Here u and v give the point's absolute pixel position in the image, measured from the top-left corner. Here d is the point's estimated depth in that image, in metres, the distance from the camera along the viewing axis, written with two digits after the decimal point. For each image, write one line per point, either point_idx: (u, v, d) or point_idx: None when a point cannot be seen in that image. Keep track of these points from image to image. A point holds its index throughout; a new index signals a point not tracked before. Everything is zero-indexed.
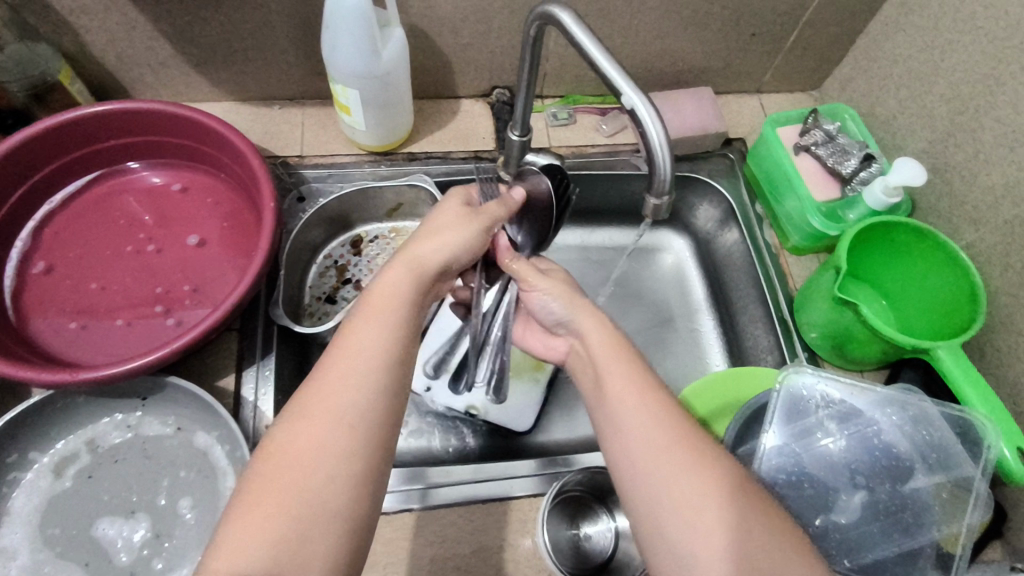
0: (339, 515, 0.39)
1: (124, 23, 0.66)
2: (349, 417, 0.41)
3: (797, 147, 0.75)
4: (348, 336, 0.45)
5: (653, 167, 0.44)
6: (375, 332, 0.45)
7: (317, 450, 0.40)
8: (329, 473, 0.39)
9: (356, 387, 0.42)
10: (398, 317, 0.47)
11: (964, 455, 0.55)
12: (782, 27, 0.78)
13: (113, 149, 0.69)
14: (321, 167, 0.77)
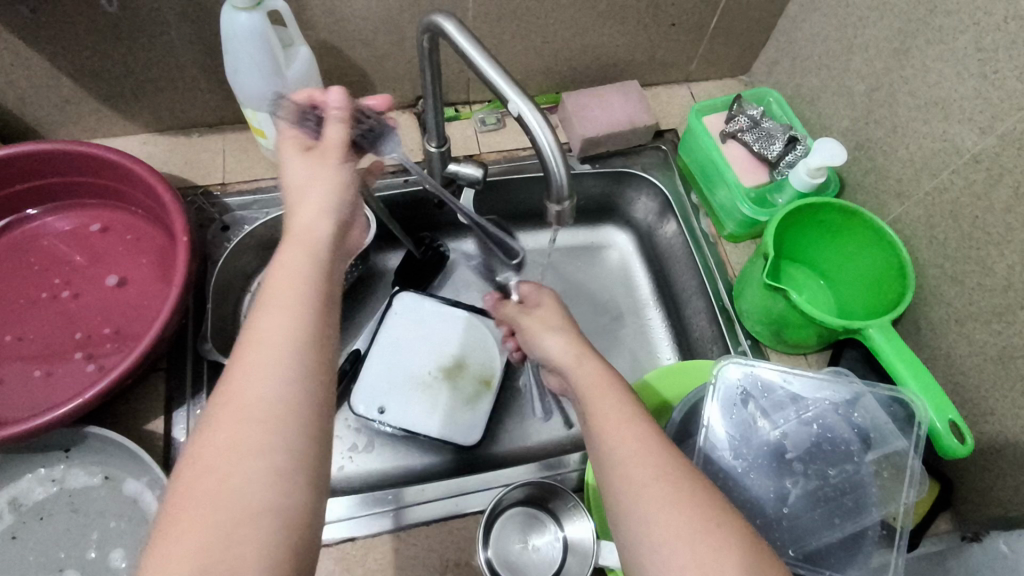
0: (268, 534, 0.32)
1: (19, 63, 0.64)
2: (270, 410, 0.35)
3: (723, 135, 0.75)
4: (258, 318, 0.38)
5: (548, 173, 0.44)
6: (287, 306, 0.38)
7: (235, 455, 0.34)
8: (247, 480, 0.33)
9: (273, 373, 0.36)
10: (310, 290, 0.40)
11: (895, 432, 0.56)
12: (700, 16, 0.77)
13: (18, 195, 0.66)
14: (245, 193, 0.75)
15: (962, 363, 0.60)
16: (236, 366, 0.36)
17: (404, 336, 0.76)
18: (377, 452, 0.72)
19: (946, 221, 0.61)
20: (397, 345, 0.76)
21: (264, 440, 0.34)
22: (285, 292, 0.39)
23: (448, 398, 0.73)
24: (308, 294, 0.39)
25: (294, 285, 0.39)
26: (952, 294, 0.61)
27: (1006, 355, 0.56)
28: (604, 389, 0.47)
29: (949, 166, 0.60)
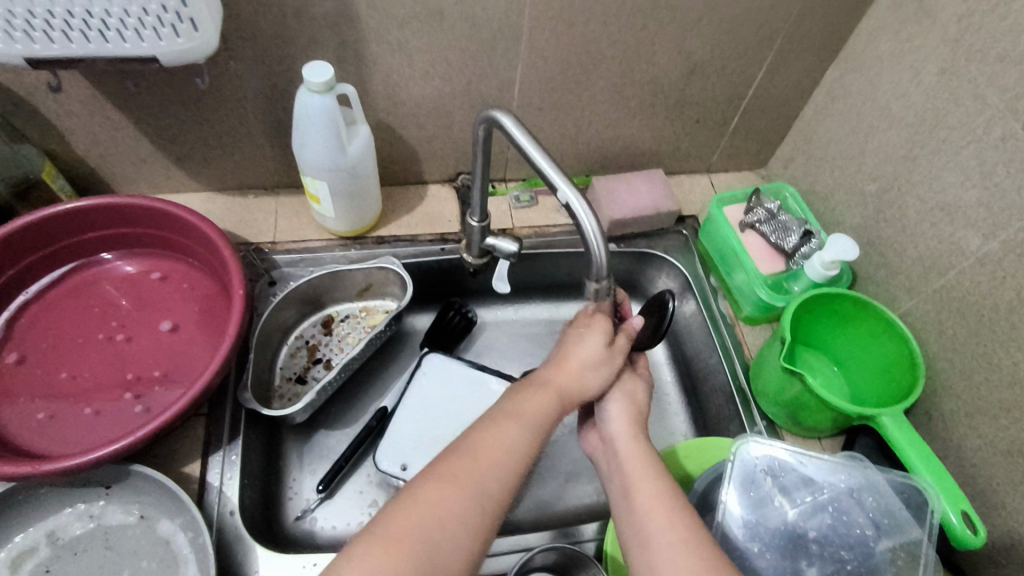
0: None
1: (108, 124, 0.71)
2: (487, 499, 0.44)
3: (742, 224, 0.80)
4: (502, 423, 0.48)
5: (588, 254, 0.48)
6: (525, 428, 0.48)
7: (447, 519, 0.43)
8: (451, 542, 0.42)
9: (502, 477, 0.46)
10: (542, 427, 0.49)
11: (911, 520, 0.58)
12: (723, 114, 0.84)
13: (90, 242, 0.72)
14: (292, 252, 0.80)
15: (972, 456, 0.62)
16: (475, 452, 0.46)
17: (429, 396, 0.79)
18: None
19: (954, 317, 0.65)
20: (422, 404, 0.79)
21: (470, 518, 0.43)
22: (527, 421, 0.49)
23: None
24: (540, 429, 0.49)
25: (534, 418, 0.49)
26: (962, 388, 0.64)
27: (1015, 449, 0.58)
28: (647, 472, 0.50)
29: (955, 267, 0.64)
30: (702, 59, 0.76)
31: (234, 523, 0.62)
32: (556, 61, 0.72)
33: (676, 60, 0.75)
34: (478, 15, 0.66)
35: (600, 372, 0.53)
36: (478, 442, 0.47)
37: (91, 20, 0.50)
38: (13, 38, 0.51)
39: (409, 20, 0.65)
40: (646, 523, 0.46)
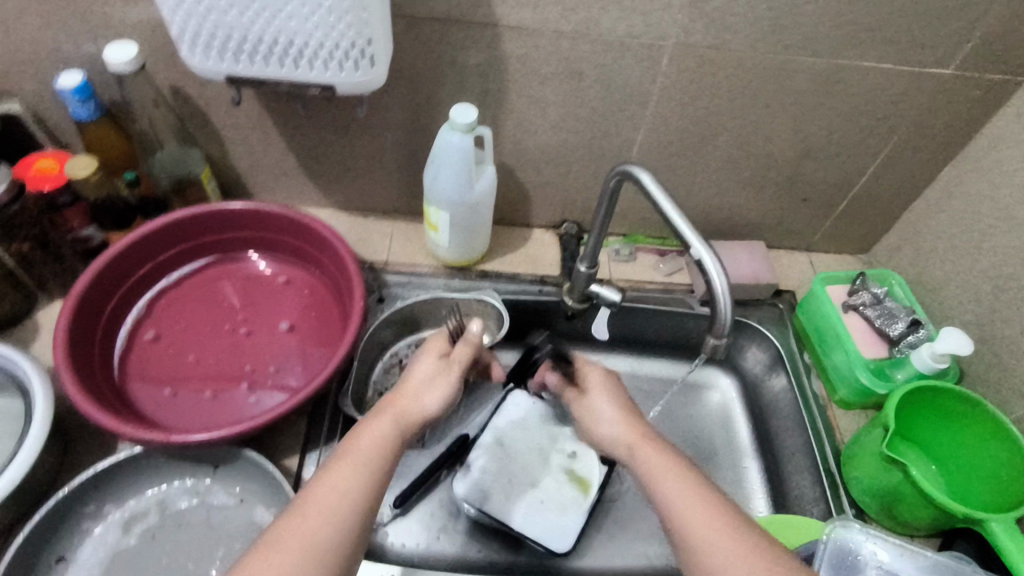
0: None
1: (265, 139, 0.79)
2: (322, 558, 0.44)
3: (845, 305, 0.80)
4: (330, 484, 0.47)
5: (715, 314, 0.50)
6: (360, 480, 0.48)
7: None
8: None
9: (332, 531, 0.45)
10: (380, 466, 0.49)
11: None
12: (833, 196, 0.85)
13: (230, 241, 0.79)
14: (402, 274, 0.86)
15: None
16: (301, 515, 0.45)
17: (508, 435, 0.80)
18: (463, 537, 0.76)
19: None
20: (503, 439, 0.79)
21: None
22: (360, 467, 0.48)
23: (556, 495, 0.76)
24: (380, 465, 0.49)
25: (358, 467, 0.48)
26: None
27: None
28: (674, 482, 0.49)
29: None
30: (820, 141, 0.78)
31: None
32: (678, 127, 0.76)
33: (793, 138, 0.77)
34: (614, 78, 0.70)
35: (435, 389, 0.54)
36: (303, 500, 0.46)
37: (289, 49, 0.57)
38: (221, 58, 0.58)
39: (550, 76, 0.70)
40: (688, 543, 0.46)
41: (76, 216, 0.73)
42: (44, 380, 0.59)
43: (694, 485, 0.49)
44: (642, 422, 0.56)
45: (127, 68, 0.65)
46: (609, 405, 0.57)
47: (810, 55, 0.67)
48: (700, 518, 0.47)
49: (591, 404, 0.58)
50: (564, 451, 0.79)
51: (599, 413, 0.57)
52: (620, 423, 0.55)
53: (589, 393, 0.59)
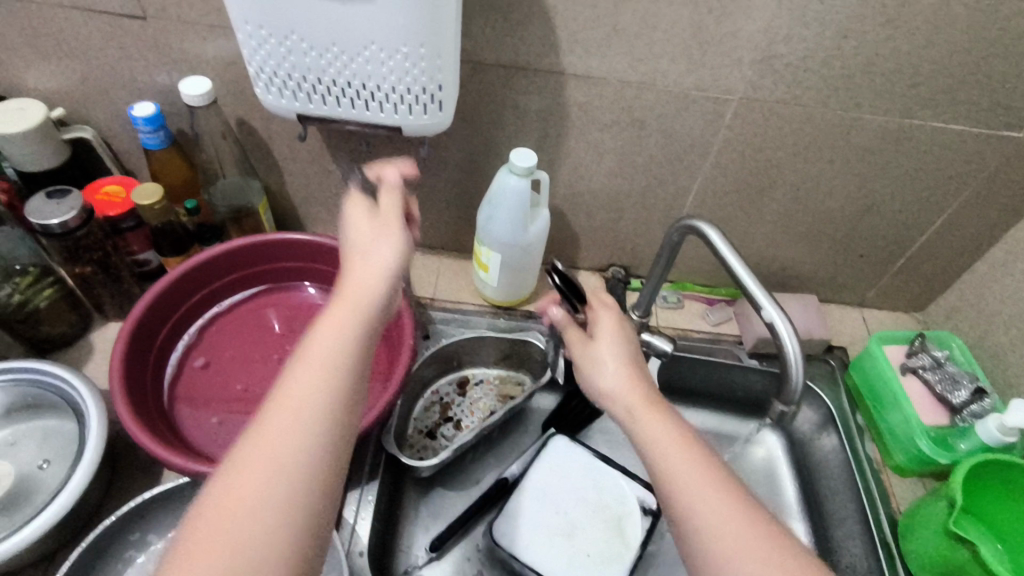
0: (294, 557, 0.35)
1: (323, 173, 0.81)
2: (273, 501, 0.36)
3: (903, 368, 0.77)
4: (280, 403, 0.39)
5: (787, 380, 0.49)
6: (317, 391, 0.40)
7: (242, 524, 0.35)
8: (269, 506, 0.36)
9: (284, 469, 0.37)
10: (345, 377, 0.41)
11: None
12: (890, 253, 0.84)
13: (283, 271, 0.80)
14: (448, 311, 0.85)
15: None
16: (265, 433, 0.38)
17: (546, 481, 0.78)
18: None
19: None
20: (543, 488, 0.78)
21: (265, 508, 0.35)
22: (318, 372, 0.40)
23: (597, 548, 0.73)
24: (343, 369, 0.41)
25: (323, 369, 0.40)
26: None
27: None
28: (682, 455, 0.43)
29: None
30: (880, 197, 0.76)
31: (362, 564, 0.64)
32: (736, 178, 0.75)
33: (853, 192, 0.76)
34: (675, 128, 0.70)
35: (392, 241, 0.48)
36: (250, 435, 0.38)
37: (360, 92, 0.58)
38: (295, 97, 0.60)
39: (611, 124, 0.70)
40: (694, 517, 0.41)
41: (137, 241, 0.75)
42: (99, 407, 0.59)
43: (695, 453, 0.44)
44: (637, 361, 0.52)
45: (201, 101, 0.67)
46: (609, 330, 0.54)
47: (878, 113, 0.67)
48: (702, 477, 0.42)
49: (591, 352, 0.54)
50: (606, 504, 0.77)
51: (604, 350, 0.53)
52: (611, 380, 0.50)
53: (596, 331, 0.55)
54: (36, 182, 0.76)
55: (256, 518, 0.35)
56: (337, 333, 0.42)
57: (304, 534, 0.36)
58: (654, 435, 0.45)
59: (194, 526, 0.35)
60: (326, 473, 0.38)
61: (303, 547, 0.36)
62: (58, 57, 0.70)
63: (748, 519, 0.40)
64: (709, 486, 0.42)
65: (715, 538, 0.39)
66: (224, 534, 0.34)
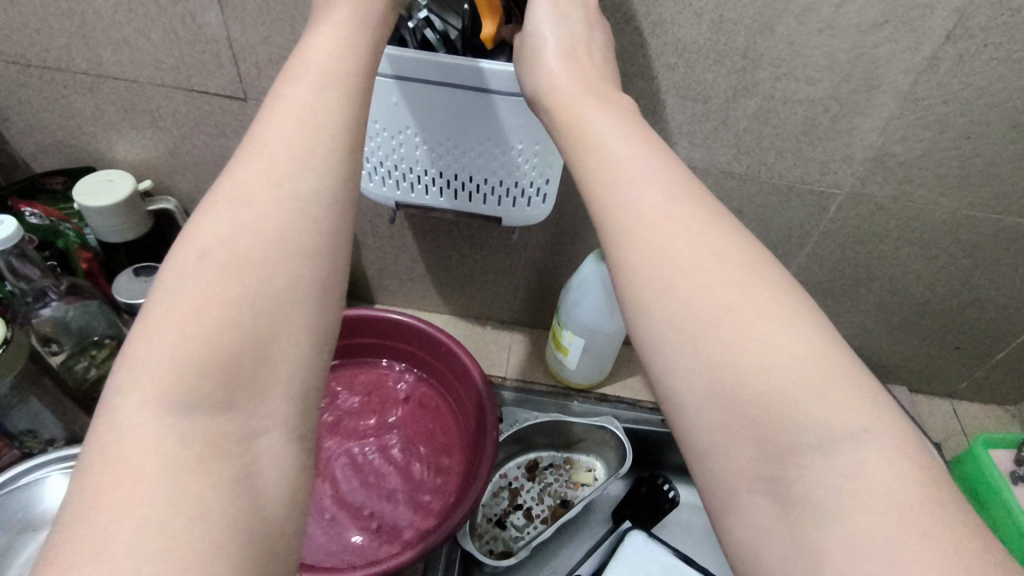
0: (292, 401, 0.31)
1: (400, 247, 0.80)
2: (264, 275, 0.31)
3: (1013, 475, 0.72)
4: (247, 202, 0.33)
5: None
6: (289, 193, 0.33)
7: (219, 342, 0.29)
8: (268, 273, 0.31)
9: (270, 238, 0.32)
10: (318, 139, 0.35)
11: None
12: (988, 347, 0.80)
13: (358, 346, 0.78)
14: (520, 390, 0.82)
15: None
16: (239, 204, 0.33)
17: None
18: None
19: None
20: None
21: (241, 325, 0.30)
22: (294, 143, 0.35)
23: None
24: (312, 131, 0.35)
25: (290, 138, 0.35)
26: None
27: None
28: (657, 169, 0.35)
29: None
30: (985, 292, 0.73)
31: None
32: (831, 267, 0.73)
33: (955, 286, 0.73)
34: (772, 219, 0.68)
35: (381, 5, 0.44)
36: (227, 205, 0.33)
37: (468, 184, 0.58)
38: (397, 186, 0.60)
39: None
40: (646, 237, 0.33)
41: None
42: None
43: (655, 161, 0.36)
44: (590, 58, 0.45)
45: None
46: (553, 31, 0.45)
47: (992, 211, 0.64)
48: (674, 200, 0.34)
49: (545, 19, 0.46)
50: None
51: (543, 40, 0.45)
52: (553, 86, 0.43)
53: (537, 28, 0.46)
54: (116, 252, 0.76)
55: (237, 345, 0.30)
56: (309, 126, 0.36)
57: (287, 368, 0.31)
58: (626, 166, 0.35)
59: (149, 340, 0.29)
60: (309, 293, 0.32)
61: (299, 389, 0.31)
62: (150, 132, 0.70)
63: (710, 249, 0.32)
64: (672, 219, 0.33)
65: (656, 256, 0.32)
66: (195, 354, 0.29)
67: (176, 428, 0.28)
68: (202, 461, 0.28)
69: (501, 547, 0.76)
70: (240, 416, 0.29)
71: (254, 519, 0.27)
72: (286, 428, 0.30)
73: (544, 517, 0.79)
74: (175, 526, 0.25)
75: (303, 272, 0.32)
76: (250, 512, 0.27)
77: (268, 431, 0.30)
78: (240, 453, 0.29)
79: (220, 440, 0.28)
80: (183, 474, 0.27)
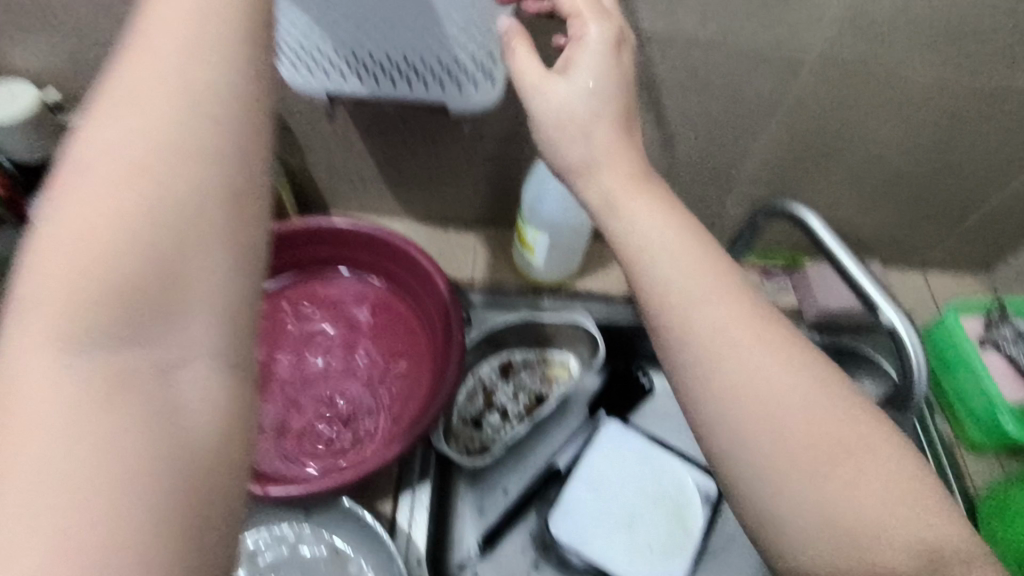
0: (216, 326, 0.27)
1: (347, 148, 0.74)
2: (160, 184, 0.26)
3: (980, 340, 0.72)
4: (123, 101, 0.27)
5: (907, 384, 0.45)
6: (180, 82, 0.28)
7: (124, 265, 0.25)
8: (162, 177, 0.26)
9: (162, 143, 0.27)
10: (213, 13, 0.29)
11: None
12: (963, 214, 0.78)
13: (314, 259, 0.73)
14: (488, 293, 0.80)
15: None
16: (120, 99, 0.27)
17: (603, 467, 0.75)
18: None
19: None
20: (599, 480, 0.74)
21: (133, 251, 0.26)
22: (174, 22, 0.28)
23: (662, 537, 0.71)
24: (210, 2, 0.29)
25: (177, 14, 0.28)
26: None
27: None
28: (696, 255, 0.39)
29: None
30: (965, 156, 0.70)
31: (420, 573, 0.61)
32: (804, 140, 0.69)
33: (934, 152, 0.69)
34: (742, 89, 0.63)
35: None
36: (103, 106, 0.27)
37: (402, 66, 0.52)
38: (326, 74, 0.54)
39: (673, 87, 0.63)
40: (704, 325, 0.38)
41: None
42: None
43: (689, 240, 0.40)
44: None
45: None
46: (595, 47, 0.43)
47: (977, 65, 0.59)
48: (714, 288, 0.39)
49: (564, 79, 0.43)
50: (665, 494, 0.74)
51: (567, 91, 0.43)
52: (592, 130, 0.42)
53: (570, 67, 0.43)
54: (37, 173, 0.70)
55: (133, 265, 0.26)
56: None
57: (203, 288, 0.27)
58: (656, 252, 0.40)
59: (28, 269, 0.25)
60: (218, 203, 0.27)
61: (222, 308, 0.28)
62: (44, 35, 0.62)
63: (797, 374, 0.36)
64: (721, 309, 0.38)
65: (718, 346, 0.37)
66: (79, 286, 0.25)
67: (71, 367, 0.24)
68: (109, 400, 0.25)
69: (478, 446, 0.77)
70: (153, 347, 0.26)
71: (175, 460, 0.25)
72: (211, 356, 0.27)
73: (519, 414, 0.80)
74: (76, 478, 0.23)
75: (205, 176, 0.27)
76: (186, 449, 0.26)
77: (188, 361, 0.27)
78: (157, 387, 0.26)
79: (128, 376, 0.25)
80: (81, 418, 0.24)
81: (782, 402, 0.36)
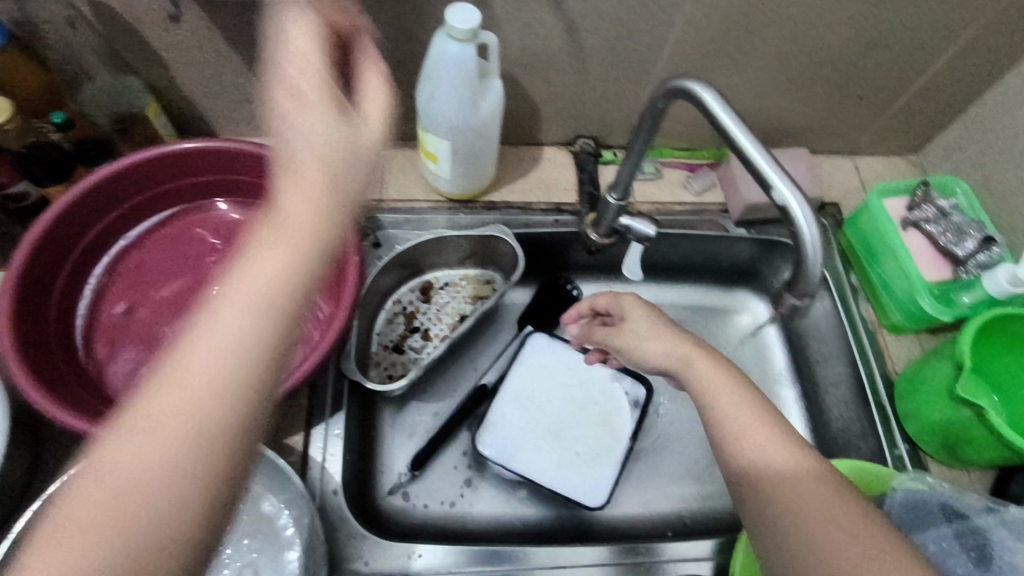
0: (179, 513, 0.29)
1: (216, 60, 0.65)
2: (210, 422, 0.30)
3: (903, 222, 0.71)
4: (212, 328, 0.32)
5: (802, 280, 0.41)
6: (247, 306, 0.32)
7: (157, 481, 0.29)
8: (211, 420, 0.30)
9: (232, 374, 0.31)
10: (324, 233, 0.35)
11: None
12: (892, 91, 0.73)
13: (197, 186, 0.67)
14: (399, 212, 0.74)
15: None
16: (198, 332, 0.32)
17: (529, 381, 0.74)
18: (490, 492, 0.72)
19: None
20: (526, 395, 0.73)
21: (176, 472, 0.29)
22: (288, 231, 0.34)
23: (591, 445, 0.71)
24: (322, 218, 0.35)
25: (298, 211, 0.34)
26: None
27: None
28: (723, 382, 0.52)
29: None
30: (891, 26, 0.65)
31: (337, 502, 0.59)
32: (720, 17, 0.62)
33: (859, 23, 0.64)
34: None
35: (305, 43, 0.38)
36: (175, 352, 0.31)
37: None
38: None
39: None
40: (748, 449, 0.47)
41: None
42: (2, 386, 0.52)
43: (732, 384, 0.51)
44: None
45: None
46: (640, 316, 0.60)
47: None
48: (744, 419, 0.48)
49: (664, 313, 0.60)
50: (593, 401, 0.74)
51: (649, 348, 0.58)
52: (693, 350, 0.55)
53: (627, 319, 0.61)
54: None
55: (173, 492, 0.29)
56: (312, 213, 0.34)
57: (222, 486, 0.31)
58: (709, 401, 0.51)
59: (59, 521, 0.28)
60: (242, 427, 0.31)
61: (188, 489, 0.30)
62: None
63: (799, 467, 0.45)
64: (737, 415, 0.49)
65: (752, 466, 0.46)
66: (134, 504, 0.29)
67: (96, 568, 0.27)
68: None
69: (401, 371, 0.73)
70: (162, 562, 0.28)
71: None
72: (165, 531, 0.29)
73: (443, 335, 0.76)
74: None
75: (231, 411, 0.31)
76: (131, 556, 0.28)
77: (183, 535, 0.29)
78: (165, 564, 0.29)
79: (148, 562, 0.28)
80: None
81: (796, 496, 0.43)
